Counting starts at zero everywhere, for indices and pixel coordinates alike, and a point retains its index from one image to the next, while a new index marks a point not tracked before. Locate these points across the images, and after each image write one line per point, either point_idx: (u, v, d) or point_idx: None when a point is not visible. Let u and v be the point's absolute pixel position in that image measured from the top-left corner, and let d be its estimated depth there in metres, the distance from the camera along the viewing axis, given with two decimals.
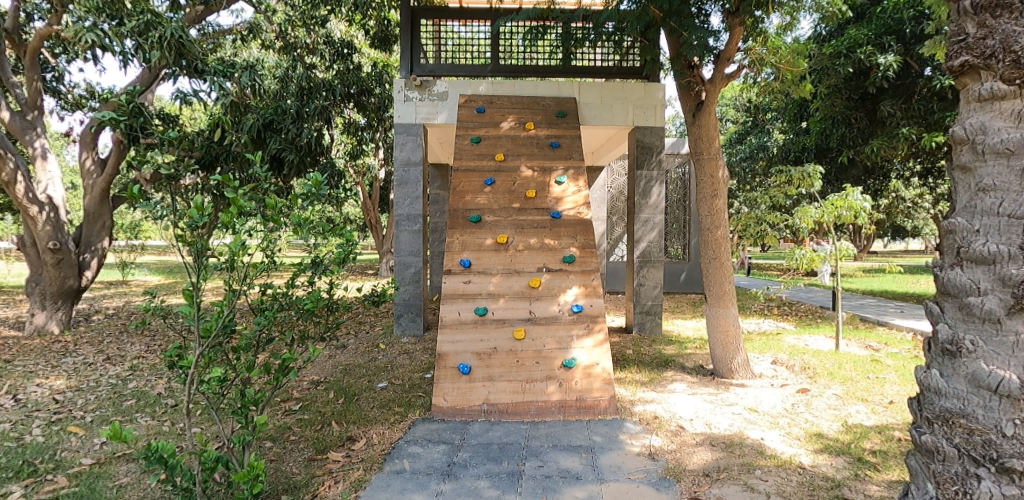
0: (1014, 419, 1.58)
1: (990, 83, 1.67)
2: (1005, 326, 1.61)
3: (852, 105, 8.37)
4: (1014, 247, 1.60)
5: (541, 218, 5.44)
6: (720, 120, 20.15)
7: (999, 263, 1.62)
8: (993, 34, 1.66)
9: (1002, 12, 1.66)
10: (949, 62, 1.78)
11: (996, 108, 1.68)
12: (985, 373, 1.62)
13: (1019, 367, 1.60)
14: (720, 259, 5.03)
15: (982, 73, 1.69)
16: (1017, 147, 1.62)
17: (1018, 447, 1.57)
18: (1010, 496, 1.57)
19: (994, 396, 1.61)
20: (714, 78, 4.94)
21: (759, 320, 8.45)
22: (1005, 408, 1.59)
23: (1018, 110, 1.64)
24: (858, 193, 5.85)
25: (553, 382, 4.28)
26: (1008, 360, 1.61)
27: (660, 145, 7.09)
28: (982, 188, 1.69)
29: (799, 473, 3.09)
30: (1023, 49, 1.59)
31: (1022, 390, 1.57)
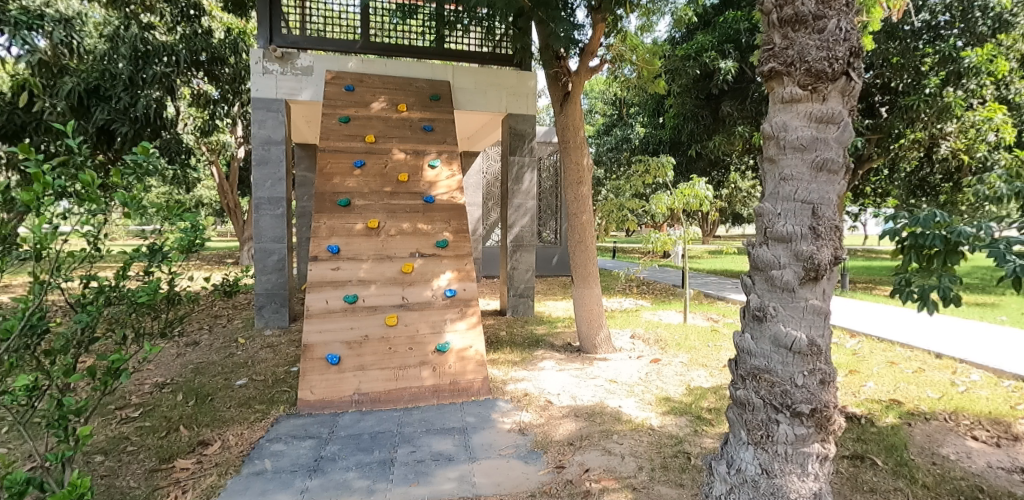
0: (804, 371, 1.91)
1: (791, 88, 1.94)
2: (798, 294, 1.92)
3: (699, 104, 9.33)
4: (804, 227, 1.90)
5: (414, 202, 5.35)
6: (589, 112, 21.35)
7: (794, 241, 1.91)
8: (792, 46, 1.94)
9: (799, 27, 1.93)
10: (760, 68, 2.03)
11: (794, 109, 1.95)
12: (784, 334, 1.91)
13: (807, 328, 1.92)
14: (585, 244, 5.35)
15: (785, 78, 1.96)
16: (808, 144, 1.92)
17: (806, 394, 1.90)
18: (801, 435, 1.91)
19: (788, 353, 1.91)
20: (580, 70, 5.21)
21: (622, 299, 9.15)
22: (798, 363, 1.91)
23: (811, 112, 1.93)
24: (702, 183, 6.55)
25: (426, 367, 4.27)
26: (800, 322, 1.92)
27: (532, 133, 7.32)
28: (783, 177, 1.97)
29: (650, 435, 3.42)
30: (813, 60, 1.89)
31: (809, 347, 1.90)
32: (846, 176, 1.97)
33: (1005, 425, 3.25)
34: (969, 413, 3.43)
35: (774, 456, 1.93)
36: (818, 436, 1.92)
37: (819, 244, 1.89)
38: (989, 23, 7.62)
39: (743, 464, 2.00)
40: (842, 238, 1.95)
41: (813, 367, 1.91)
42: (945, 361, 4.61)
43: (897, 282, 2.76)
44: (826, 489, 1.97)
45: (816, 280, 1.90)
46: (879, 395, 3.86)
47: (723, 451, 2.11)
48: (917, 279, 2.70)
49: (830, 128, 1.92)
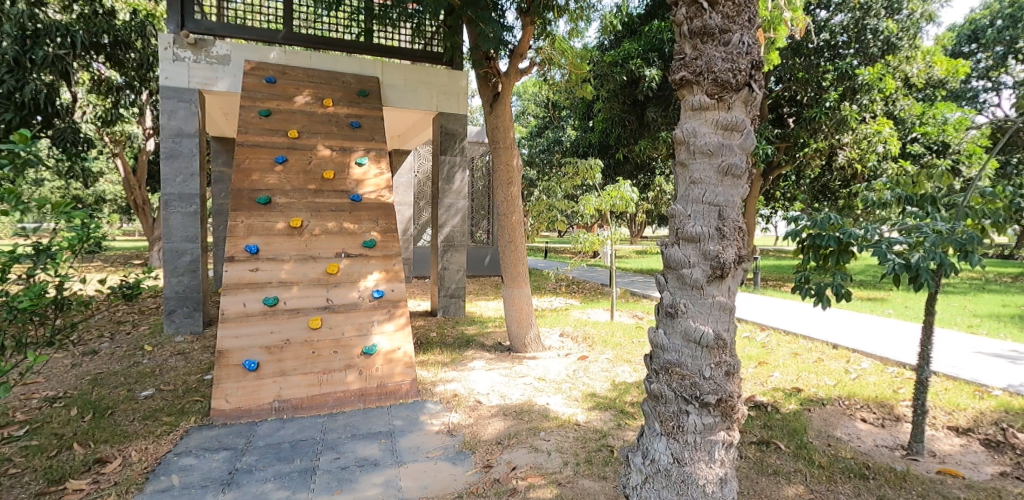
0: (711, 364, 2.02)
1: (700, 96, 2.06)
2: (706, 291, 2.03)
3: (626, 109, 9.67)
4: (711, 228, 2.02)
5: (339, 200, 5.17)
6: (522, 114, 21.56)
7: (702, 241, 2.02)
8: (701, 57, 2.05)
9: (707, 39, 2.05)
10: (673, 76, 2.14)
11: (703, 116, 2.06)
12: (693, 329, 2.02)
13: (714, 323, 2.04)
14: (515, 244, 5.40)
15: (695, 86, 2.07)
16: (715, 149, 2.04)
17: (713, 385, 2.01)
18: (707, 424, 2.02)
19: (696, 347, 2.02)
20: (509, 72, 5.25)
21: (552, 298, 9.32)
22: (705, 356, 2.02)
23: (718, 120, 2.05)
24: (627, 185, 6.80)
25: (352, 370, 4.14)
26: (708, 318, 2.04)
27: (463, 133, 7.28)
28: (693, 181, 2.07)
29: (575, 430, 3.51)
30: (720, 71, 2.01)
31: (715, 341, 2.01)
32: (749, 181, 2.11)
33: (890, 406, 3.60)
34: (859, 398, 3.77)
35: (683, 444, 2.04)
36: (723, 425, 2.04)
37: (724, 244, 2.02)
38: (880, 45, 8.36)
39: (655, 455, 2.10)
40: (745, 238, 2.09)
41: (719, 360, 2.03)
42: (840, 351, 5.05)
43: (798, 280, 3.01)
44: (731, 473, 2.09)
45: (722, 277, 2.03)
46: (783, 384, 4.17)
47: (638, 442, 2.20)
48: (815, 277, 2.95)
49: (735, 135, 2.05)
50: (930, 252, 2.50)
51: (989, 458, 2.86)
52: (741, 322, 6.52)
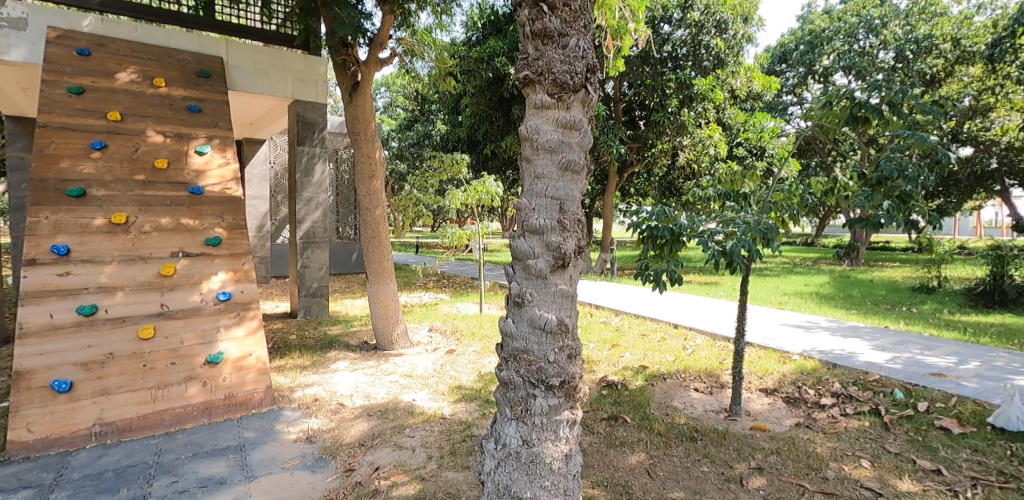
0: (555, 349, 2.14)
1: (541, 95, 2.16)
2: (550, 280, 2.16)
3: (493, 106, 9.83)
4: (552, 221, 2.14)
5: (175, 193, 4.59)
6: (391, 106, 20.96)
7: (545, 233, 2.14)
8: (542, 58, 2.16)
9: (547, 41, 2.16)
10: (518, 75, 2.22)
11: (545, 115, 2.18)
12: (538, 317, 2.13)
13: (557, 310, 2.16)
14: (379, 238, 5.24)
15: (537, 85, 2.17)
16: (555, 146, 2.16)
17: (557, 368, 2.14)
18: (553, 405, 2.15)
19: (542, 334, 2.13)
20: (369, 61, 5.06)
21: (422, 293, 9.21)
22: (550, 341, 2.14)
23: (558, 118, 2.18)
24: (493, 180, 6.92)
25: (194, 382, 3.71)
26: (551, 305, 2.16)
27: (322, 123, 6.88)
28: (536, 176, 2.18)
29: (441, 424, 3.52)
30: (558, 72, 2.14)
31: (558, 326, 2.14)
32: (587, 176, 2.26)
33: (716, 376, 4.13)
34: (694, 370, 4.27)
35: (531, 426, 2.15)
36: (568, 405, 2.18)
37: (565, 235, 2.15)
38: (712, 58, 9.37)
39: (507, 439, 2.19)
40: (585, 229, 2.25)
41: (562, 344, 2.16)
42: (680, 330, 5.67)
43: (640, 267, 3.33)
44: (576, 449, 2.24)
45: (563, 267, 2.16)
46: (633, 363, 4.58)
47: (492, 428, 2.28)
48: (653, 264, 3.29)
49: (573, 133, 2.18)
50: (741, 239, 2.91)
51: (788, 412, 3.41)
52: (599, 309, 7.01)
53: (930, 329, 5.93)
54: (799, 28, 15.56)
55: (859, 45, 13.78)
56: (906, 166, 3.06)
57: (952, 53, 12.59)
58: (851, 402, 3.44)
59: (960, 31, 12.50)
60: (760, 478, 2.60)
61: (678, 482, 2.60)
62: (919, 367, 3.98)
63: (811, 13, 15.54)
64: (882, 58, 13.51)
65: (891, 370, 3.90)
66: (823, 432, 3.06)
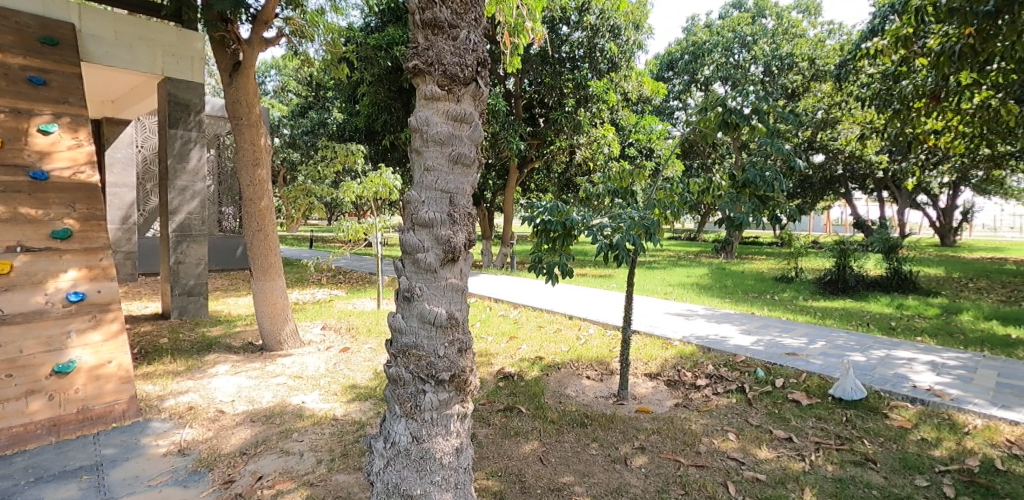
0: (445, 343, 2.12)
1: (431, 86, 2.13)
2: (439, 274, 2.14)
3: (392, 96, 9.53)
4: (443, 214, 2.13)
5: (13, 178, 3.95)
6: (282, 91, 19.61)
7: (435, 227, 2.12)
8: (432, 49, 2.13)
9: (437, 32, 2.13)
10: (407, 63, 2.17)
11: (434, 107, 2.15)
12: (427, 311, 2.10)
13: (447, 304, 2.15)
14: (265, 232, 4.89)
15: (426, 76, 2.14)
16: (445, 139, 2.14)
17: (447, 362, 2.12)
18: (443, 400, 2.13)
19: (432, 328, 2.11)
20: (252, 39, 4.69)
21: (315, 290, 8.75)
22: (440, 336, 2.12)
23: (448, 110, 2.16)
24: (391, 172, 6.67)
25: (37, 396, 3.20)
26: (441, 299, 2.14)
27: (199, 104, 6.28)
28: (426, 168, 2.15)
29: (332, 426, 3.37)
30: (448, 64, 2.12)
31: (448, 320, 2.13)
32: (478, 169, 2.27)
33: (606, 363, 4.35)
34: (586, 360, 4.46)
35: (421, 422, 2.12)
36: (458, 398, 2.18)
37: (455, 229, 2.15)
38: (607, 61, 9.75)
39: (396, 437, 2.15)
40: (475, 223, 2.26)
41: (452, 338, 2.15)
42: (574, 321, 5.90)
43: (533, 260, 3.42)
44: (466, 442, 2.25)
45: (453, 260, 2.16)
46: (529, 354, 4.69)
47: (381, 428, 2.23)
48: (546, 257, 3.38)
49: (464, 126, 2.18)
50: (626, 234, 3.08)
51: (669, 394, 3.68)
52: (498, 302, 7.09)
53: (788, 314, 6.69)
54: (684, 39, 16.75)
55: (735, 58, 15.11)
56: (768, 169, 3.41)
57: (808, 71, 14.25)
58: (722, 382, 3.79)
59: (816, 51, 14.15)
60: (642, 457, 2.79)
61: (569, 467, 2.70)
62: (777, 347, 4.48)
63: (695, 26, 16.79)
64: (753, 71, 14.93)
65: (754, 351, 4.35)
66: (698, 410, 3.34)
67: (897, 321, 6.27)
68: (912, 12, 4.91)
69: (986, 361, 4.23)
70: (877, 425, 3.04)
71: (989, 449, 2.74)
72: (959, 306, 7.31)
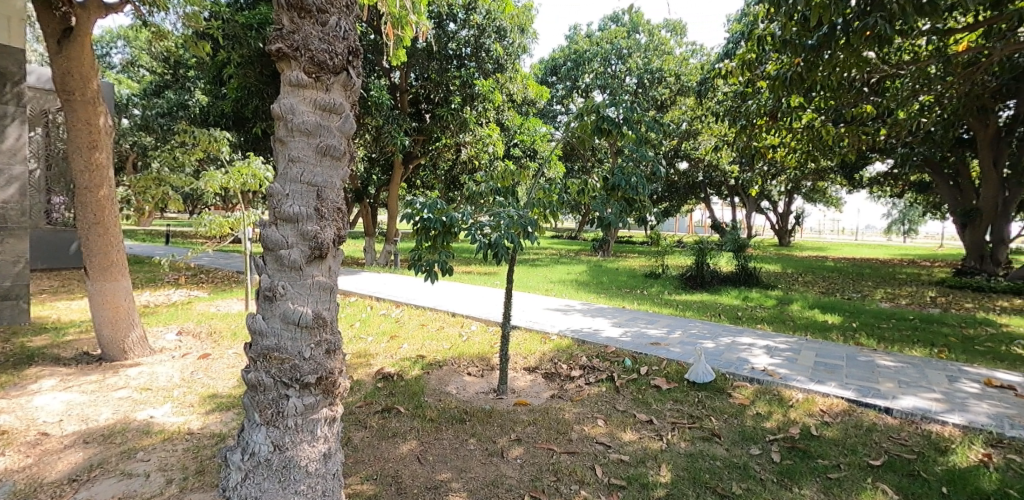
0: (311, 344, 2.03)
1: (297, 73, 2.02)
2: (305, 272, 2.04)
3: (264, 80, 8.81)
4: (309, 208, 2.03)
5: None
6: (132, 65, 17.29)
7: (300, 222, 2.01)
8: (298, 32, 2.01)
9: (304, 15, 2.02)
10: (269, 46, 2.03)
11: (301, 94, 2.03)
12: (290, 311, 2.00)
13: (313, 303, 2.06)
14: (104, 226, 4.25)
15: (291, 62, 2.02)
16: (313, 129, 2.03)
17: (313, 365, 2.03)
18: (309, 405, 2.04)
19: (296, 329, 2.01)
20: (87, 3, 4.06)
21: (171, 291, 7.85)
22: (305, 337, 2.02)
23: (316, 99, 2.05)
24: (261, 162, 6.10)
25: None
26: (307, 298, 2.04)
27: (16, 73, 5.36)
28: (291, 159, 2.04)
29: (186, 441, 3.05)
30: (316, 51, 2.02)
31: (314, 320, 2.04)
32: (349, 163, 2.18)
33: (487, 359, 4.42)
34: (467, 356, 4.49)
35: (284, 430, 2.01)
36: (326, 401, 2.09)
37: (323, 224, 2.05)
38: (493, 62, 9.83)
39: (255, 447, 2.02)
40: (345, 218, 2.18)
41: (319, 339, 2.05)
42: (457, 318, 5.91)
43: (413, 258, 3.39)
44: (335, 446, 2.16)
45: (321, 257, 2.06)
46: (410, 353, 4.62)
47: (238, 438, 2.08)
48: (426, 254, 3.37)
49: (333, 117, 2.08)
50: (505, 232, 3.15)
51: (546, 386, 3.83)
52: (379, 301, 6.88)
53: (654, 307, 7.28)
54: (567, 46, 17.50)
55: (612, 68, 16.17)
56: (635, 173, 3.67)
57: (675, 86, 15.59)
58: (593, 372, 4.02)
59: (681, 68, 15.52)
60: (518, 449, 2.87)
61: (446, 464, 2.71)
62: (642, 338, 4.88)
63: (576, 35, 17.62)
64: (628, 82, 16.02)
65: (623, 342, 4.69)
66: (571, 400, 3.52)
67: (743, 311, 7.11)
68: (756, 40, 5.57)
69: (808, 344, 4.95)
70: (722, 404, 3.42)
71: (807, 419, 3.21)
72: (790, 297, 8.48)
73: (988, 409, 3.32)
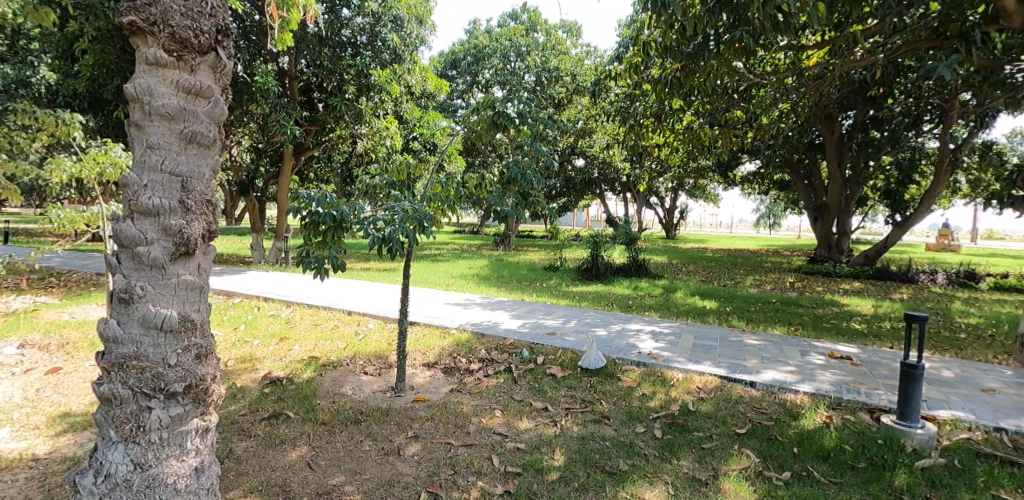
0: (177, 350, 1.89)
1: (154, 50, 1.85)
2: (169, 270, 1.89)
3: (127, 58, 7.85)
4: (173, 201, 1.88)
5: None
6: None
7: (162, 215, 1.86)
8: (156, 4, 1.85)
9: None
10: (120, 17, 1.84)
11: (160, 74, 1.87)
12: (152, 314, 1.84)
13: (180, 305, 1.91)
14: None
15: (148, 37, 1.85)
16: (176, 113, 1.88)
17: (180, 372, 1.89)
18: (176, 416, 1.91)
19: (159, 333, 1.86)
20: None
21: (10, 297, 6.77)
22: (170, 342, 1.88)
23: (178, 80, 1.90)
24: (121, 149, 5.43)
25: None
26: (172, 299, 1.89)
27: None
28: (150, 146, 1.87)
29: (30, 468, 2.66)
30: (177, 26, 1.86)
31: (181, 323, 1.90)
32: (220, 150, 2.05)
33: (384, 357, 4.31)
34: (363, 355, 4.34)
35: (148, 446, 1.88)
36: (197, 411, 1.96)
37: (189, 218, 1.90)
38: (389, 52, 9.50)
39: (111, 467, 1.86)
40: (216, 211, 2.04)
41: (188, 344, 1.92)
42: (353, 316, 5.70)
43: (300, 254, 3.22)
44: (209, 459, 2.04)
45: (188, 254, 1.92)
46: (302, 355, 4.38)
47: (93, 458, 1.91)
48: (315, 250, 3.22)
49: (200, 101, 1.94)
50: (399, 226, 3.08)
51: (445, 381, 3.82)
52: (268, 301, 6.44)
53: (552, 299, 7.52)
54: (467, 40, 17.44)
55: (511, 65, 16.40)
56: (529, 168, 3.75)
57: (570, 85, 16.13)
58: (492, 364, 4.08)
59: (576, 68, 16.09)
60: (415, 445, 2.84)
61: (340, 467, 2.62)
62: (539, 328, 5.03)
63: (476, 30, 17.62)
64: (526, 79, 16.32)
65: (521, 333, 4.81)
66: (470, 393, 3.55)
67: (633, 300, 7.56)
68: (641, 45, 5.92)
69: (688, 327, 5.40)
70: (612, 387, 3.62)
71: (686, 396, 3.50)
72: (674, 286, 9.16)
73: (831, 377, 3.83)
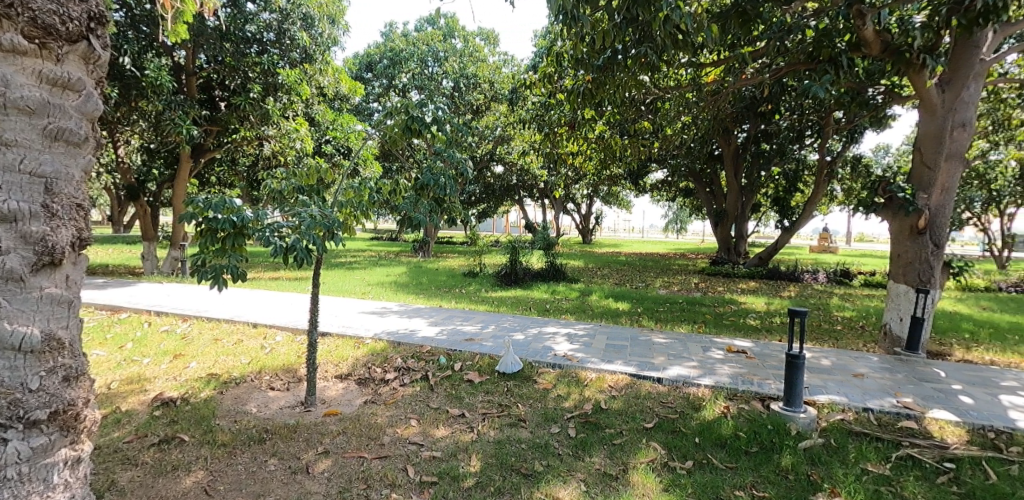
0: (39, 373, 1.83)
1: (12, 35, 1.75)
2: (29, 282, 1.82)
3: None
4: (34, 205, 1.81)
5: None
6: None
7: (20, 221, 1.78)
8: None
9: None
10: None
11: (18, 62, 1.78)
12: (10, 334, 1.76)
13: (42, 322, 1.85)
14: None
15: (4, 21, 1.74)
16: (37, 107, 1.81)
17: (43, 397, 1.84)
18: (38, 446, 1.85)
19: (19, 354, 1.79)
20: None
21: None
22: (32, 364, 1.82)
23: (39, 71, 1.82)
24: None
25: None
26: (33, 317, 1.83)
27: None
28: (4, 142, 1.77)
29: None
30: (39, 11, 1.79)
31: (44, 343, 1.84)
32: (87, 148, 2.00)
33: (293, 371, 4.08)
34: (269, 370, 4.09)
35: (3, 484, 1.76)
36: (63, 439, 1.92)
37: (54, 225, 1.85)
38: (299, 51, 9.06)
39: None
40: (81, 216, 1.99)
41: (52, 365, 1.87)
42: (259, 329, 5.36)
43: (194, 263, 2.97)
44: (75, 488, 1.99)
45: (51, 265, 1.87)
46: (200, 373, 4.05)
47: None
48: (212, 259, 2.98)
49: (67, 95, 1.88)
50: (305, 233, 2.94)
51: (359, 392, 3.69)
52: (160, 316, 5.89)
53: (472, 305, 7.50)
54: (383, 43, 17.05)
55: (429, 70, 16.24)
56: (443, 174, 3.73)
57: (488, 92, 16.25)
58: (408, 373, 3.99)
59: (494, 76, 16.23)
60: (325, 461, 2.72)
61: (241, 490, 2.46)
62: (457, 335, 5.00)
63: (392, 33, 17.28)
64: (444, 85, 16.24)
65: (439, 340, 4.76)
66: (385, 403, 3.45)
67: (551, 304, 7.72)
68: (555, 55, 6.09)
69: (602, 329, 5.60)
70: (528, 390, 3.67)
71: (598, 395, 3.62)
72: (590, 290, 9.46)
73: (729, 370, 4.12)
